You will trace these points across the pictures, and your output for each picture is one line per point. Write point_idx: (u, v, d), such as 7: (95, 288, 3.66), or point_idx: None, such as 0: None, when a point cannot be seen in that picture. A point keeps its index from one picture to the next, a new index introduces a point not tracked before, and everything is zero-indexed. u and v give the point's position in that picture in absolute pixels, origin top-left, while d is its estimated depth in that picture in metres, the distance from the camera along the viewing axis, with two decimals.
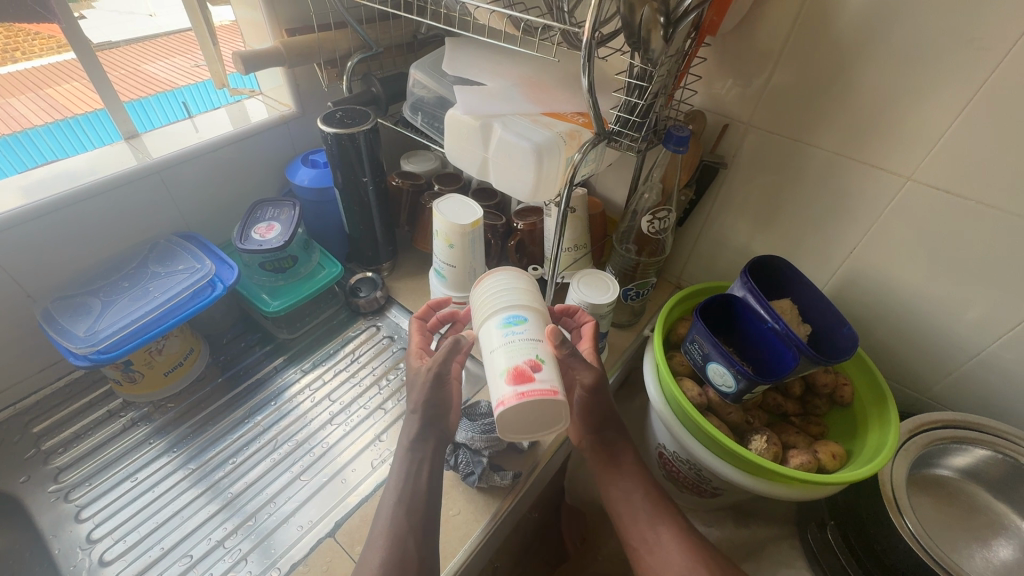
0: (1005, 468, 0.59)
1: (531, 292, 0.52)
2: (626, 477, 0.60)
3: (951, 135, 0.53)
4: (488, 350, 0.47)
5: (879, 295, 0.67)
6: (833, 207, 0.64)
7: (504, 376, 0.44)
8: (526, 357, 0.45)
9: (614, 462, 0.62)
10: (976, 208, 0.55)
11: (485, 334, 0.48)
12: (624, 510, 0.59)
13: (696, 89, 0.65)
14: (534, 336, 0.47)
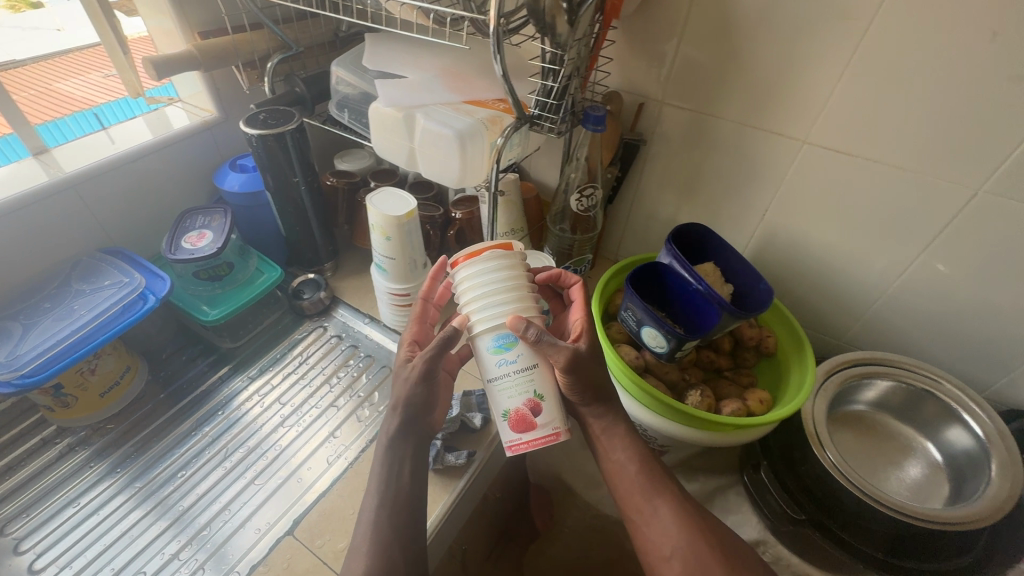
0: (908, 395, 0.66)
1: (513, 289, 0.49)
2: (623, 453, 0.58)
3: (836, 100, 0.58)
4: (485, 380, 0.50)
5: (792, 252, 0.73)
6: (744, 174, 0.69)
7: (508, 420, 0.50)
8: (525, 399, 0.49)
9: (611, 436, 0.59)
10: (863, 164, 0.61)
11: (478, 358, 0.50)
12: (620, 483, 0.59)
13: (610, 71, 0.69)
14: (528, 366, 0.49)
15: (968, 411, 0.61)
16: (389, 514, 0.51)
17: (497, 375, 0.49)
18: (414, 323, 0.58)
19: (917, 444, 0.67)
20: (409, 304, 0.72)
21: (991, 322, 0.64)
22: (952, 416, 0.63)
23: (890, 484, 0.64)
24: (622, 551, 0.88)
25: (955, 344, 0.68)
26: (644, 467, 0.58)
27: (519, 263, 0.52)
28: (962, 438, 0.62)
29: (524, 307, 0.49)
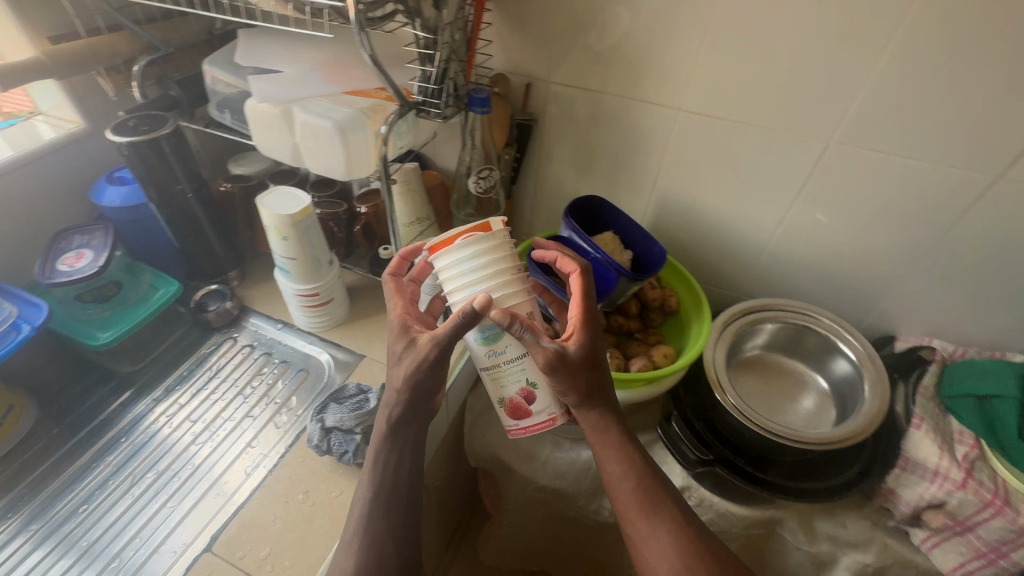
0: (795, 335, 0.72)
1: (494, 275, 0.48)
2: (621, 467, 0.56)
3: (702, 70, 0.62)
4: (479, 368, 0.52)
5: (684, 215, 0.78)
6: (632, 145, 0.73)
7: (504, 408, 0.53)
8: (518, 388, 0.51)
9: (609, 448, 0.57)
10: (730, 126, 0.66)
11: (467, 348, 0.51)
12: (616, 494, 0.57)
13: (491, 53, 0.70)
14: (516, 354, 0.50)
15: (842, 339, 0.68)
16: (361, 502, 0.52)
17: (486, 361, 0.50)
18: (403, 299, 0.54)
19: (809, 379, 0.74)
20: (320, 304, 0.71)
21: (855, 260, 0.72)
22: (831, 346, 0.70)
23: (788, 417, 0.70)
24: (565, 519, 0.92)
25: (830, 284, 0.76)
26: (643, 481, 0.56)
27: (503, 244, 0.49)
28: (842, 366, 0.69)
29: (507, 292, 0.49)
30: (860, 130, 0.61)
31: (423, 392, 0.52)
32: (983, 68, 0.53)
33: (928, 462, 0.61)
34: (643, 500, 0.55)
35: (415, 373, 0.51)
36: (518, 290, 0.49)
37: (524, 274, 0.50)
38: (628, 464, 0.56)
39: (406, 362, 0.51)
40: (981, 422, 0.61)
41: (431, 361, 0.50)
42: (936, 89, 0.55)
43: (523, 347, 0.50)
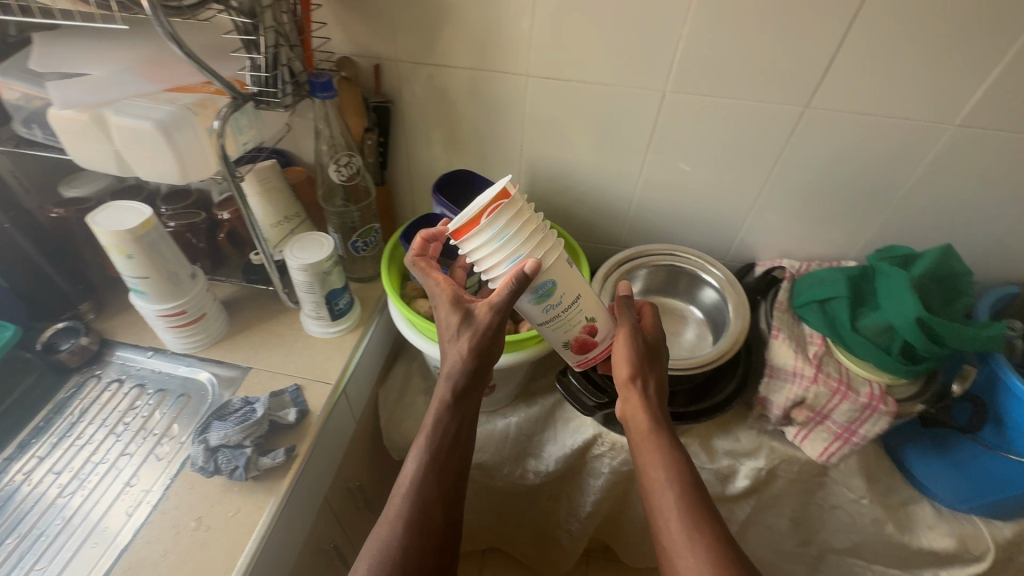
0: (668, 275, 0.79)
1: (530, 235, 0.49)
2: (671, 486, 0.54)
3: (542, 35, 0.65)
4: (535, 323, 0.56)
5: (556, 178, 0.81)
6: (492, 116, 0.74)
7: (570, 345, 0.59)
8: (582, 327, 0.58)
9: (662, 469, 0.55)
10: (577, 87, 0.69)
11: (522, 310, 0.54)
12: (657, 502, 0.54)
13: (329, 36, 0.68)
14: (570, 298, 0.55)
15: (705, 269, 0.76)
16: (415, 461, 0.56)
17: (544, 312, 0.55)
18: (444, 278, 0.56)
19: (686, 313, 0.80)
20: (190, 321, 0.66)
21: (710, 199, 0.79)
22: (698, 279, 0.77)
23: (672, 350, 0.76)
24: (496, 491, 0.94)
25: (694, 224, 0.83)
26: (691, 508, 0.52)
27: (522, 201, 0.50)
28: (710, 294, 0.76)
29: (546, 245, 0.51)
30: (688, 78, 0.66)
31: (484, 359, 0.55)
32: (774, 9, 0.59)
33: (787, 365, 0.69)
34: (689, 523, 0.51)
35: (476, 343, 0.54)
36: (548, 237, 0.52)
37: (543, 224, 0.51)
38: (678, 484, 0.54)
39: (465, 333, 0.54)
40: (824, 321, 0.70)
41: (487, 333, 0.54)
42: (743, 34, 0.61)
43: (574, 295, 0.55)
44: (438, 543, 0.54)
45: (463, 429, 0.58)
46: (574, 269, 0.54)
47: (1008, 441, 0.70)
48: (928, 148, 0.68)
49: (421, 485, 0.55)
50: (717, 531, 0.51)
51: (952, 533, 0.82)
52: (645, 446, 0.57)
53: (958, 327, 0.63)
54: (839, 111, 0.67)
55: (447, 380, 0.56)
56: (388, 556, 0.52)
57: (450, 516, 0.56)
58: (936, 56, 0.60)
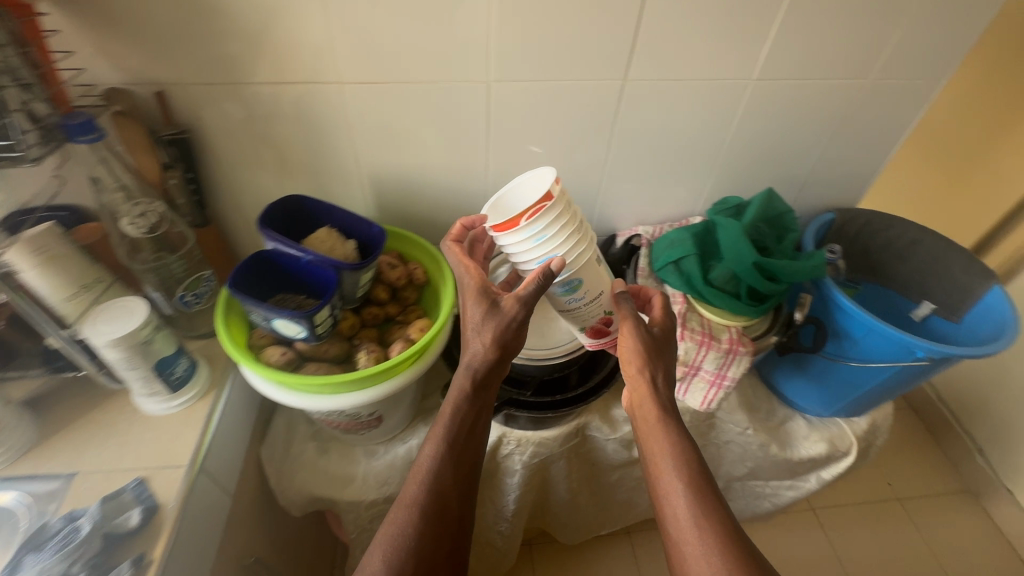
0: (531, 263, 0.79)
1: (564, 235, 0.56)
2: (676, 471, 0.55)
3: (343, 38, 0.60)
4: (559, 309, 0.64)
5: (402, 183, 0.76)
6: (315, 130, 0.68)
7: (585, 331, 0.67)
8: (598, 317, 0.66)
9: (667, 455, 0.56)
10: (397, 88, 0.65)
11: (548, 295, 0.62)
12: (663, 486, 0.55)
13: (83, 66, 0.57)
14: (591, 293, 0.62)
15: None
16: (430, 445, 0.59)
17: (565, 301, 0.63)
18: (473, 270, 0.61)
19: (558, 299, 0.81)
20: None
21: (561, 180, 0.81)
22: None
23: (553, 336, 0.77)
24: None
25: None
26: (699, 494, 0.53)
27: (563, 203, 0.56)
28: None
29: (577, 245, 0.58)
30: (507, 66, 0.65)
31: (506, 349, 0.60)
32: None
33: None
34: (695, 505, 0.52)
35: (499, 334, 0.58)
36: (582, 238, 0.59)
37: (578, 227, 0.58)
38: (683, 471, 0.55)
39: (489, 323, 0.58)
40: (680, 280, 0.74)
41: (511, 322, 0.59)
42: (549, 16, 0.61)
43: (595, 285, 0.62)
44: (450, 529, 0.57)
45: (480, 414, 0.62)
46: (597, 267, 0.62)
47: (845, 350, 0.78)
48: (737, 104, 0.74)
49: (439, 471, 0.58)
50: (719, 512, 0.52)
51: (822, 437, 0.93)
52: (653, 429, 0.58)
53: (789, 262, 0.69)
54: (655, 80, 0.69)
55: (467, 370, 0.59)
56: (405, 539, 0.54)
57: (462, 502, 0.59)
58: (725, 17, 0.64)
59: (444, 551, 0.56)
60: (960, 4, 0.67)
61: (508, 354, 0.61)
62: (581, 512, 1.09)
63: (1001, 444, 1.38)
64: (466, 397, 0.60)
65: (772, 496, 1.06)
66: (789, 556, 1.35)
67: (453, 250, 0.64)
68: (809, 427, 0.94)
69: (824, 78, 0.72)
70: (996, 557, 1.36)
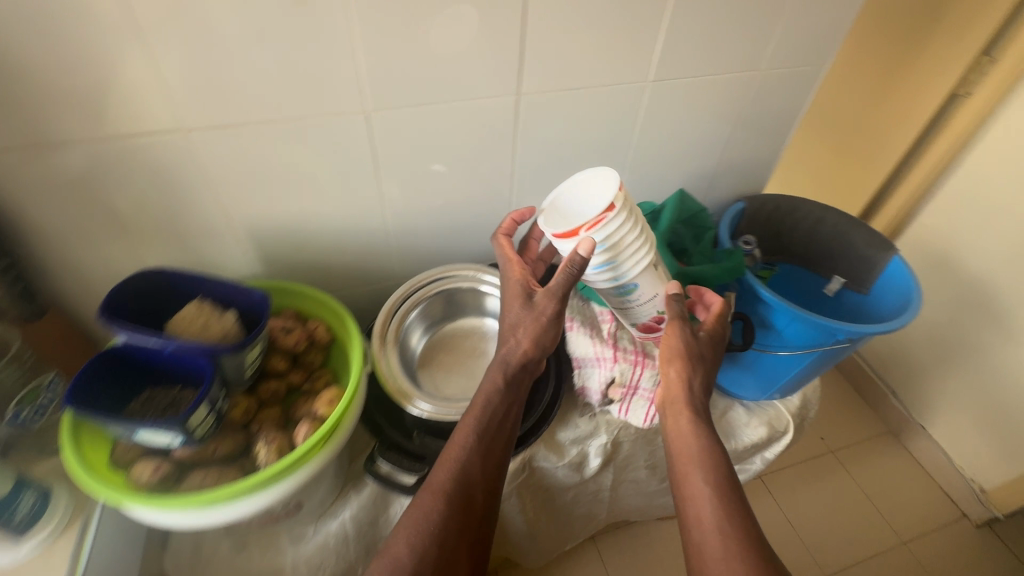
0: (446, 300, 0.74)
1: (624, 241, 0.58)
2: (704, 474, 0.53)
3: (177, 77, 0.50)
4: (616, 305, 0.66)
5: (291, 233, 0.68)
6: (171, 188, 0.58)
7: (637, 325, 0.68)
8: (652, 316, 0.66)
9: (696, 458, 0.54)
10: (262, 132, 0.56)
11: (606, 295, 0.64)
12: (687, 488, 0.53)
13: None
14: (650, 295, 0.63)
15: (484, 277, 0.73)
16: (466, 436, 0.57)
17: (621, 300, 0.65)
18: (518, 267, 0.66)
19: (485, 332, 0.76)
20: None
21: (469, 204, 0.75)
22: (479, 292, 0.74)
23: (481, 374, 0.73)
24: None
25: (461, 233, 0.78)
26: (726, 508, 0.51)
27: (626, 209, 0.57)
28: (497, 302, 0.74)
29: (633, 249, 0.59)
30: (388, 96, 0.58)
31: (542, 342, 0.62)
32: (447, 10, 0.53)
33: (589, 353, 0.69)
34: (721, 511, 0.50)
35: (534, 327, 0.61)
36: (642, 244, 0.60)
37: (637, 233, 0.59)
38: (710, 480, 0.53)
39: (526, 319, 0.61)
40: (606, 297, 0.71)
41: (548, 313, 0.61)
42: (427, 39, 0.55)
43: (652, 286, 0.63)
44: (473, 523, 0.55)
45: (509, 411, 0.61)
46: (656, 271, 0.62)
47: (775, 340, 0.78)
48: (638, 107, 0.71)
49: (468, 464, 0.56)
50: (744, 522, 0.50)
51: (761, 421, 0.95)
52: (680, 425, 0.58)
53: (713, 273, 0.71)
54: (551, 91, 0.65)
55: (500, 364, 0.61)
56: (426, 527, 0.53)
57: (487, 497, 0.57)
58: (613, 20, 0.60)
59: (461, 547, 0.54)
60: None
61: (542, 353, 0.62)
62: (541, 536, 1.05)
63: (911, 387, 1.51)
64: (501, 395, 0.60)
65: None
66: None
67: (503, 246, 0.67)
68: (747, 413, 0.96)
69: (719, 73, 0.71)
70: (918, 490, 1.49)
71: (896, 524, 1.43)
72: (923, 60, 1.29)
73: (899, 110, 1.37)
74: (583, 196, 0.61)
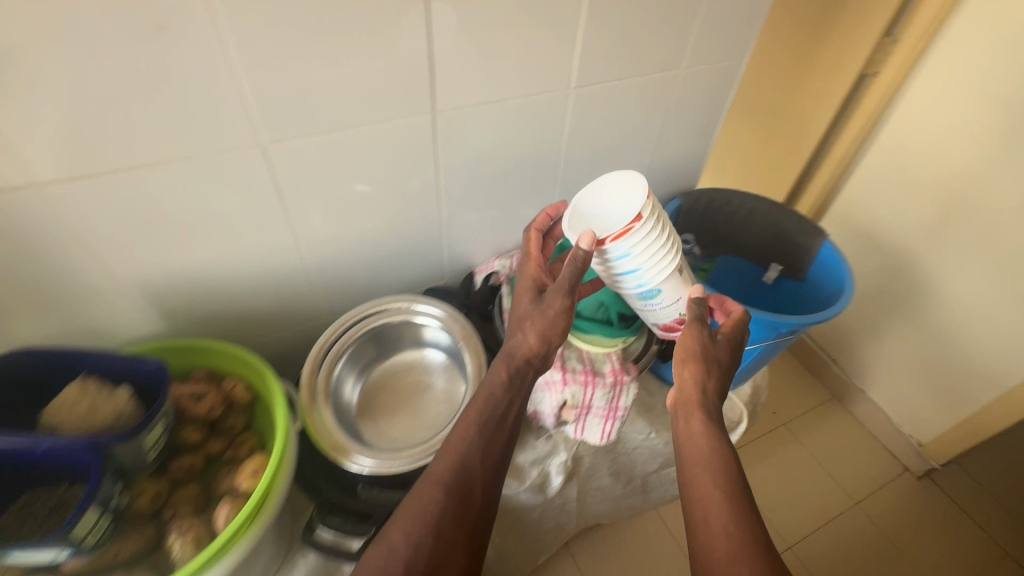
0: (378, 337, 0.69)
1: (649, 249, 0.60)
2: (715, 476, 0.53)
3: (18, 122, 0.42)
4: (637, 307, 0.68)
5: (195, 283, 0.61)
6: (34, 252, 0.50)
7: (659, 323, 0.68)
8: (674, 316, 0.67)
9: (706, 457, 0.54)
10: (139, 178, 0.49)
11: (630, 297, 0.66)
12: (696, 488, 0.53)
13: None
14: (672, 297, 0.64)
15: (416, 307, 0.68)
16: (470, 428, 0.56)
17: (643, 303, 0.66)
18: (534, 262, 0.65)
19: (426, 364, 0.72)
20: None
21: (394, 230, 0.70)
22: (413, 324, 0.69)
23: (428, 410, 0.68)
24: None
25: (391, 261, 0.73)
26: (736, 515, 0.50)
27: (653, 218, 0.59)
28: (435, 332, 0.69)
29: (659, 255, 0.61)
30: (286, 127, 0.52)
31: (549, 338, 0.59)
32: (340, 33, 0.48)
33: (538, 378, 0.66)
34: (733, 516, 0.50)
35: (541, 321, 0.59)
36: (669, 251, 0.62)
37: (662, 240, 0.61)
38: (718, 484, 0.52)
39: (534, 312, 0.60)
40: None
41: (557, 307, 0.59)
42: (321, 66, 0.49)
43: (674, 288, 0.64)
44: (472, 517, 0.54)
45: (513, 405, 0.59)
46: (678, 276, 0.63)
47: None
48: (562, 115, 0.68)
49: (469, 455, 0.55)
50: (755, 529, 0.49)
51: None
52: (692, 424, 0.57)
53: None
54: (467, 104, 0.61)
55: (504, 358, 0.59)
56: (427, 521, 0.52)
57: (487, 489, 0.56)
58: (525, 27, 0.57)
59: (459, 540, 0.53)
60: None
61: (549, 348, 0.60)
62: (513, 556, 1.02)
63: (847, 355, 1.59)
64: (504, 389, 0.58)
65: None
66: None
67: (528, 240, 0.67)
68: None
69: (641, 74, 0.69)
70: (864, 449, 1.58)
71: (847, 486, 1.51)
72: (828, 44, 1.33)
73: (812, 93, 1.42)
74: (613, 200, 0.64)
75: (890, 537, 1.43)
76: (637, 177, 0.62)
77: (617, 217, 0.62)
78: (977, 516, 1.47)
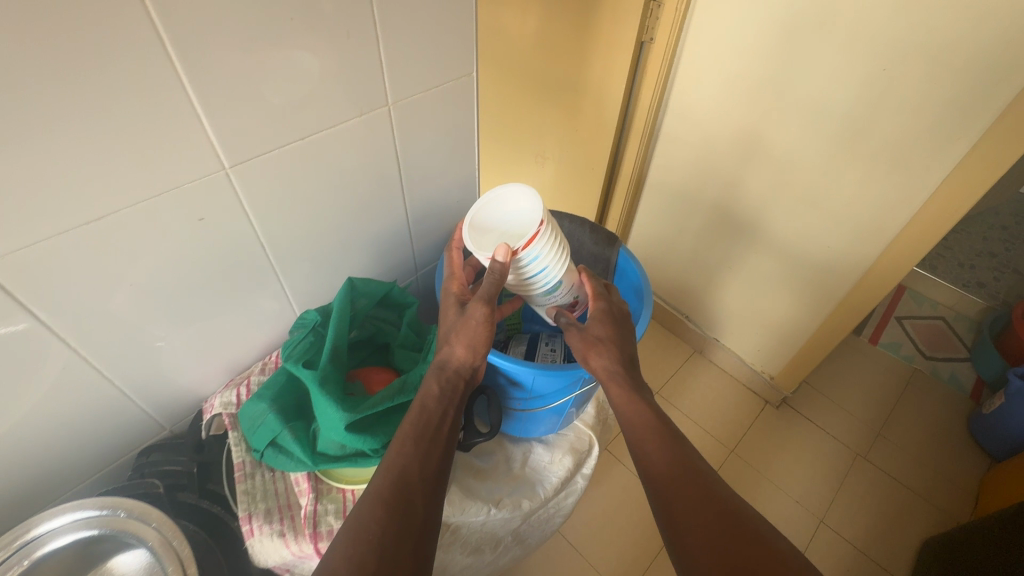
0: None
1: (554, 251, 0.65)
2: (644, 430, 0.62)
3: None
4: (534, 303, 0.73)
5: None
6: None
7: (546, 313, 0.75)
8: (565, 307, 0.74)
9: (635, 418, 0.63)
10: None
11: (531, 297, 0.71)
12: (641, 438, 0.62)
13: None
14: (568, 289, 0.72)
15: (42, 534, 0.50)
16: (399, 442, 0.55)
17: (542, 299, 0.72)
18: (457, 278, 0.69)
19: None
20: None
21: (46, 400, 0.53)
22: (55, 552, 0.51)
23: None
24: None
25: (60, 437, 0.56)
26: (673, 460, 0.59)
27: (552, 225, 0.65)
28: (95, 543, 0.52)
29: (560, 253, 0.67)
30: None
31: (479, 345, 0.62)
32: None
33: (287, 555, 0.54)
34: (669, 454, 0.60)
35: (472, 332, 0.62)
36: (564, 251, 0.68)
37: (561, 239, 0.68)
38: (651, 440, 0.61)
39: (458, 325, 0.63)
40: (296, 461, 0.56)
41: (491, 317, 0.63)
42: None
43: (571, 278, 0.71)
44: (416, 528, 0.50)
45: (447, 412, 0.60)
46: (570, 267, 0.71)
47: (530, 394, 0.72)
48: (232, 199, 0.55)
49: (407, 464, 0.54)
50: (685, 457, 0.60)
51: (564, 451, 0.88)
52: (617, 398, 0.65)
53: (403, 385, 0.61)
54: (41, 238, 0.45)
55: (436, 370, 0.61)
56: (368, 540, 0.48)
57: (430, 501, 0.53)
58: (86, 113, 0.42)
59: (409, 553, 0.49)
60: (427, 26, 0.60)
61: (477, 360, 0.63)
62: None
63: None
64: (438, 398, 0.59)
65: (557, 511, 0.99)
66: (607, 508, 1.41)
67: (450, 256, 0.71)
68: (549, 450, 0.88)
69: (321, 128, 0.58)
70: (725, 392, 1.69)
71: (720, 435, 1.59)
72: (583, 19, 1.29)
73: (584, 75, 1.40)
74: (505, 212, 0.69)
75: (764, 468, 1.53)
76: (526, 191, 0.67)
77: (519, 228, 0.67)
78: (830, 427, 1.62)
